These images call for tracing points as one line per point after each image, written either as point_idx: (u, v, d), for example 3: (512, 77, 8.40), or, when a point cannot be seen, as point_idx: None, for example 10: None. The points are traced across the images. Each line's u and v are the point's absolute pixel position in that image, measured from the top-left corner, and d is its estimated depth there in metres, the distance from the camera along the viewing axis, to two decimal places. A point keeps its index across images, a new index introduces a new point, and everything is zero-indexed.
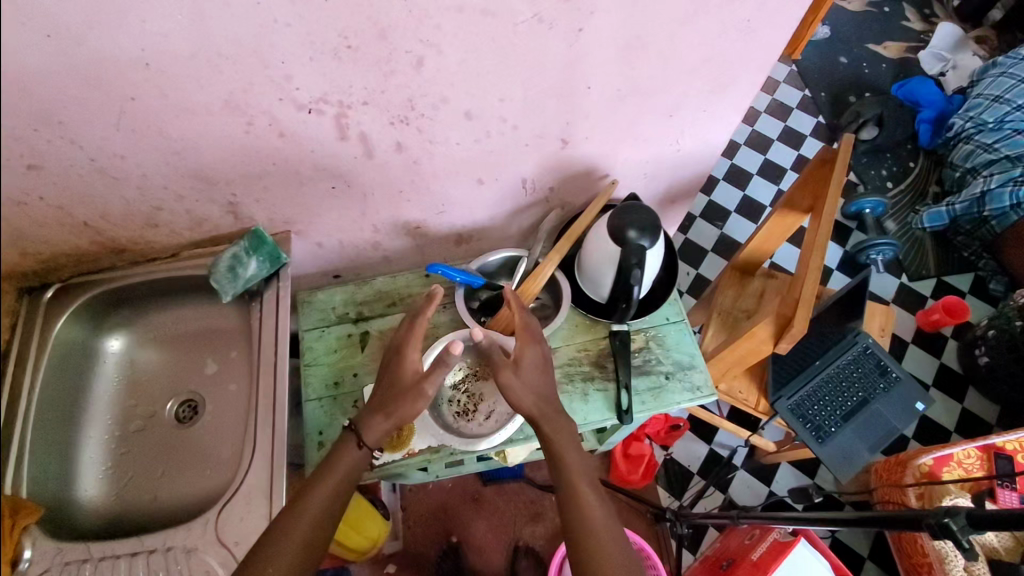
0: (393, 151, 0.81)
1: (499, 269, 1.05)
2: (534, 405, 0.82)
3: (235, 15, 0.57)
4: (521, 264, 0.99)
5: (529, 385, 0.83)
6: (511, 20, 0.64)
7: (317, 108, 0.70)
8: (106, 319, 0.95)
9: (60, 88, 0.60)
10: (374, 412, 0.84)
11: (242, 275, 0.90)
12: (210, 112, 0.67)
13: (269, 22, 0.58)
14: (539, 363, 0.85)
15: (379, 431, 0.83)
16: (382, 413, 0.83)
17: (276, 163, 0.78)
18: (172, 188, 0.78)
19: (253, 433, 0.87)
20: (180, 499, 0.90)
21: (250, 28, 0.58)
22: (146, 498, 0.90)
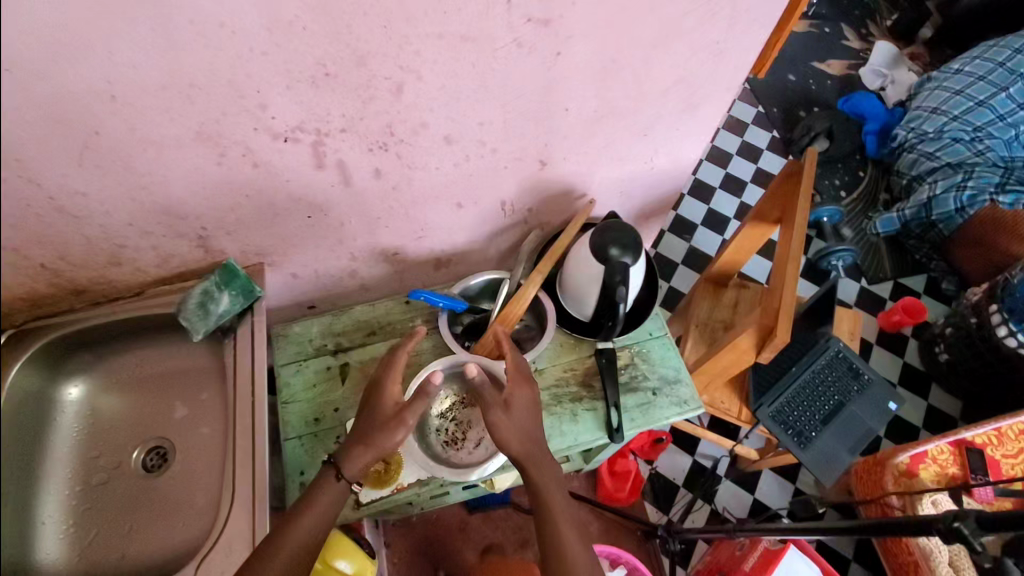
0: (372, 177, 0.80)
1: (479, 292, 1.04)
2: (522, 444, 0.80)
3: (208, 47, 0.55)
4: (501, 288, 0.98)
5: (518, 426, 0.81)
6: (490, 45, 0.64)
7: (294, 136, 0.68)
8: (63, 365, 0.89)
9: (16, 125, 0.57)
10: (355, 446, 0.79)
11: (210, 309, 0.85)
12: (180, 144, 0.64)
13: (244, 51, 0.56)
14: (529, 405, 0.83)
15: (360, 464, 0.79)
16: (362, 448, 0.79)
17: (251, 194, 0.75)
18: (137, 224, 0.74)
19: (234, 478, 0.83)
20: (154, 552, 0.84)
21: (224, 58, 0.56)
22: (114, 557, 0.84)
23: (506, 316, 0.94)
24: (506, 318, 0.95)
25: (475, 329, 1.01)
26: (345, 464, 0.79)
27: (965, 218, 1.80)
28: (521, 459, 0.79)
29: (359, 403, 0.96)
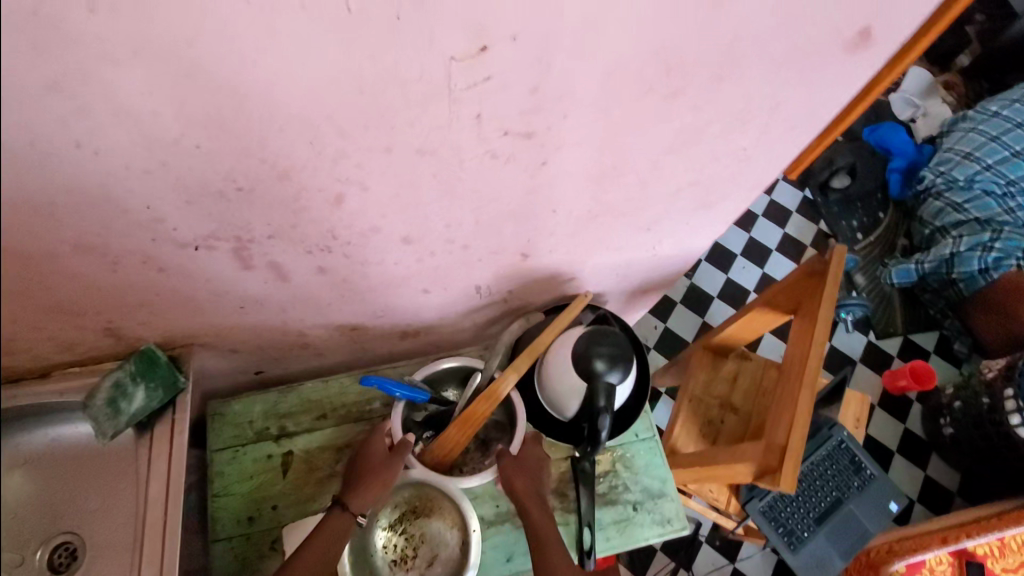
0: (317, 273, 0.66)
1: (446, 376, 0.92)
2: (527, 487, 0.80)
3: (68, 165, 0.41)
4: (469, 380, 0.84)
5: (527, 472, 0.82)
6: (455, 157, 0.50)
7: (207, 243, 0.55)
8: None
9: None
10: (367, 478, 0.77)
11: (118, 408, 0.72)
12: (57, 255, 0.51)
13: (116, 167, 0.42)
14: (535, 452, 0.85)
15: (369, 498, 0.77)
16: (370, 482, 0.77)
17: (163, 292, 0.62)
18: (21, 322, 0.61)
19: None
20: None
21: (93, 177, 0.43)
22: None
23: (470, 417, 0.80)
24: (470, 419, 0.80)
25: (437, 421, 0.88)
26: (355, 495, 0.76)
27: (989, 281, 1.66)
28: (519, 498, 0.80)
29: (301, 498, 0.85)
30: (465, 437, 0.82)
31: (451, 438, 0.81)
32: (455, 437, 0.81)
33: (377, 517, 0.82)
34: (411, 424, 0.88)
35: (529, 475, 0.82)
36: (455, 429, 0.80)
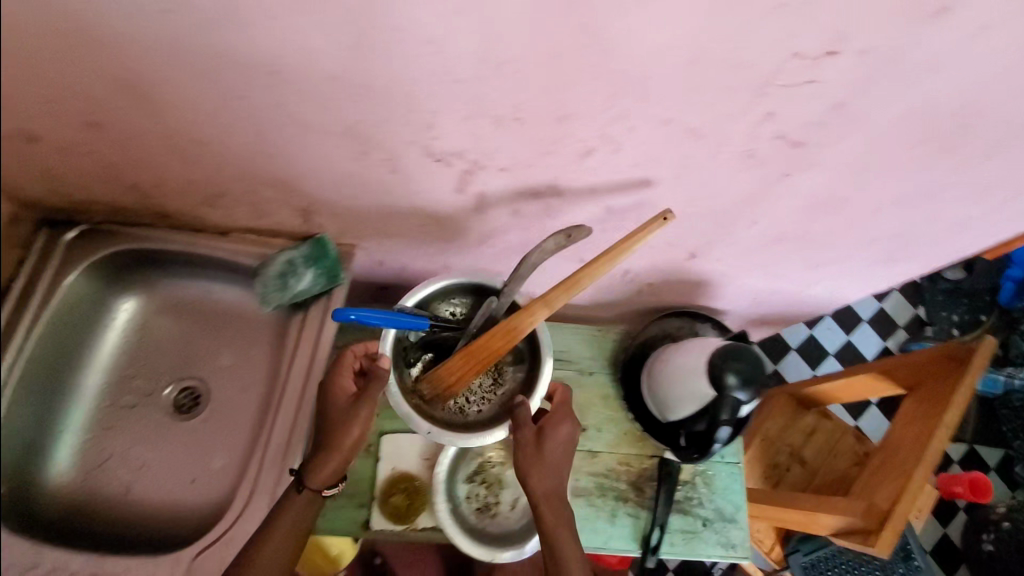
0: (509, 216, 0.69)
1: (453, 286, 0.76)
2: (550, 484, 0.71)
3: (402, 56, 0.45)
4: (487, 306, 0.71)
5: (547, 465, 0.72)
6: (715, 147, 0.52)
7: (448, 158, 0.58)
8: (129, 276, 0.83)
9: (161, 69, 0.49)
10: (336, 433, 0.74)
11: (286, 286, 0.79)
12: (325, 132, 0.55)
13: (437, 72, 0.46)
14: (566, 442, 0.76)
15: (329, 473, 0.76)
16: (332, 447, 0.74)
17: (374, 192, 0.66)
18: (244, 181, 0.66)
19: (267, 443, 0.79)
20: (164, 517, 0.74)
21: (412, 73, 0.46)
22: None
23: (482, 350, 0.69)
24: (480, 352, 0.69)
25: (439, 343, 0.78)
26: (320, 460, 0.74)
27: None
28: (546, 498, 0.71)
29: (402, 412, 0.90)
30: (471, 371, 0.71)
31: (455, 370, 0.70)
32: (459, 369, 0.70)
33: (458, 471, 0.84)
34: (405, 343, 0.77)
35: (553, 472, 0.73)
36: (460, 362, 0.70)
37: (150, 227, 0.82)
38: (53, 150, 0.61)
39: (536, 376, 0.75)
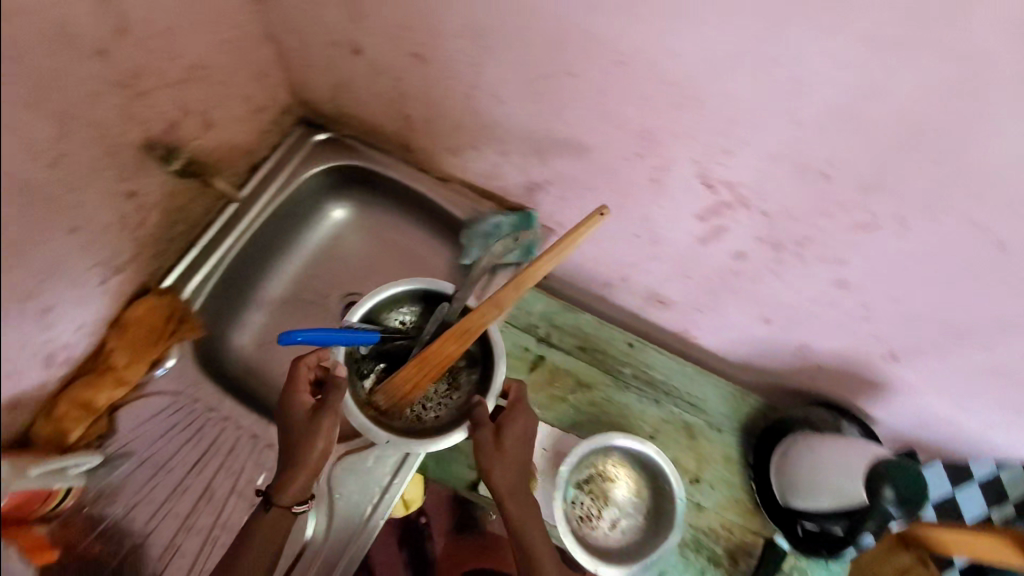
0: (729, 260, 0.70)
1: (404, 295, 0.77)
2: (511, 481, 0.67)
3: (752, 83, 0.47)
4: (439, 312, 0.72)
5: (514, 461, 0.68)
6: (1017, 269, 0.51)
7: (720, 186, 0.59)
8: (349, 189, 0.91)
9: (514, 26, 0.54)
10: (299, 449, 0.64)
11: (485, 245, 0.83)
12: (618, 126, 0.58)
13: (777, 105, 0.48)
14: (522, 435, 0.70)
15: (299, 486, 0.66)
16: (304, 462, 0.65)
17: (617, 194, 0.69)
18: (503, 143, 0.71)
19: None
20: None
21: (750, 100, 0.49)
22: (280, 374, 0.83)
23: (436, 356, 0.68)
24: (431, 360, 0.68)
25: (391, 352, 0.77)
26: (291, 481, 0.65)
27: None
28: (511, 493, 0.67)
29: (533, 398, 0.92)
30: (423, 380, 0.70)
31: (406, 378, 0.69)
32: (411, 377, 0.69)
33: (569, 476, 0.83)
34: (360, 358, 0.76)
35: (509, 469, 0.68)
36: (412, 369, 0.69)
37: (375, 147, 0.88)
38: (369, 65, 0.70)
39: (490, 376, 0.74)
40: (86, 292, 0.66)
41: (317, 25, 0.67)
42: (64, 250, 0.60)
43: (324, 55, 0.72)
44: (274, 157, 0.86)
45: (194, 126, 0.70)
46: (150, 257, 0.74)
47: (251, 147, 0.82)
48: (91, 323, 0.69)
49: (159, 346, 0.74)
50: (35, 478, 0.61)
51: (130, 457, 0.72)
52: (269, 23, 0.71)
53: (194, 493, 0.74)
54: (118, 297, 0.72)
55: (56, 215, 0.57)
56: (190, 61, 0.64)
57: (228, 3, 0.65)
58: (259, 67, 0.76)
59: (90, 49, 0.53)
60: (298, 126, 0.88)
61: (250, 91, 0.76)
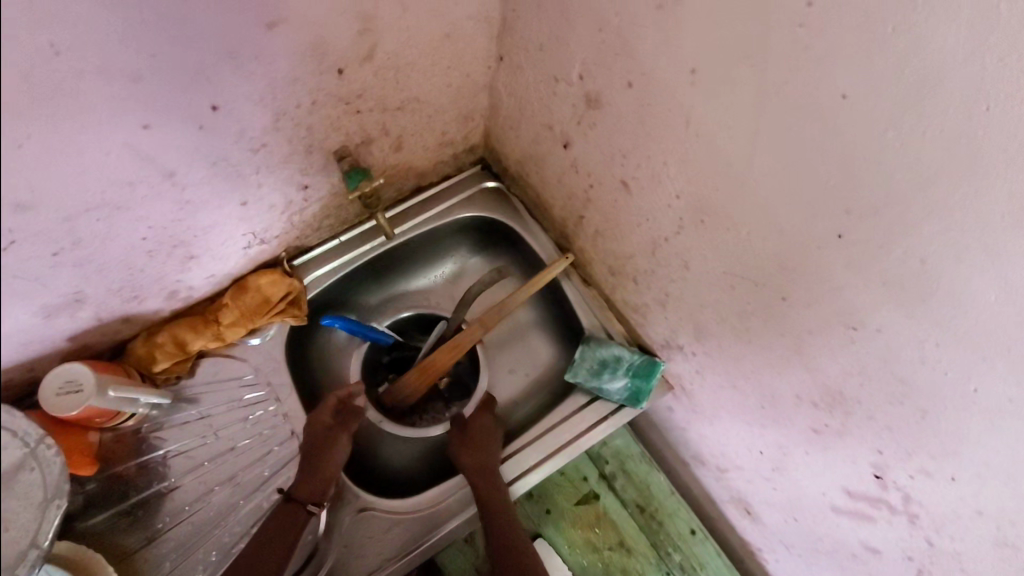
0: (858, 546, 0.59)
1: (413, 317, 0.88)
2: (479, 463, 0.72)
3: (1006, 441, 0.37)
4: (437, 328, 0.81)
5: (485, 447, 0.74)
6: None
7: (894, 489, 0.49)
8: (493, 244, 0.88)
9: (740, 225, 0.46)
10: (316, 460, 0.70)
11: (597, 368, 0.76)
12: (806, 369, 0.49)
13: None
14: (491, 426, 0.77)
15: (317, 483, 0.69)
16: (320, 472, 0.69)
17: (765, 414, 0.60)
18: (666, 297, 0.64)
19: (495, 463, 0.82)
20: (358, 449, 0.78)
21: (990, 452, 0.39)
22: None
23: (433, 366, 0.78)
24: (430, 367, 0.77)
25: (402, 361, 0.86)
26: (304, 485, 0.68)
27: None
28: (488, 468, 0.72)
29: (568, 532, 0.85)
30: (422, 386, 0.79)
31: (409, 385, 0.78)
32: (415, 385, 0.78)
33: None
34: (378, 363, 0.85)
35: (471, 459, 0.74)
36: (413, 379, 0.78)
37: (537, 219, 0.85)
38: (572, 162, 0.65)
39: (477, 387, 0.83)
40: (228, 252, 0.69)
41: (542, 106, 0.64)
42: (225, 216, 0.63)
43: (533, 130, 0.69)
44: (440, 188, 0.85)
45: (384, 147, 0.69)
46: (295, 238, 0.76)
47: (425, 172, 0.81)
48: (219, 276, 0.72)
49: (261, 320, 0.75)
50: (109, 400, 0.65)
51: (196, 404, 0.74)
52: (498, 80, 0.69)
53: (227, 471, 0.73)
54: (253, 262, 0.74)
55: (234, 186, 0.60)
56: (411, 94, 0.63)
57: (472, 55, 0.63)
58: (469, 111, 0.73)
59: (329, 67, 0.53)
60: (475, 166, 0.86)
61: (449, 129, 0.75)
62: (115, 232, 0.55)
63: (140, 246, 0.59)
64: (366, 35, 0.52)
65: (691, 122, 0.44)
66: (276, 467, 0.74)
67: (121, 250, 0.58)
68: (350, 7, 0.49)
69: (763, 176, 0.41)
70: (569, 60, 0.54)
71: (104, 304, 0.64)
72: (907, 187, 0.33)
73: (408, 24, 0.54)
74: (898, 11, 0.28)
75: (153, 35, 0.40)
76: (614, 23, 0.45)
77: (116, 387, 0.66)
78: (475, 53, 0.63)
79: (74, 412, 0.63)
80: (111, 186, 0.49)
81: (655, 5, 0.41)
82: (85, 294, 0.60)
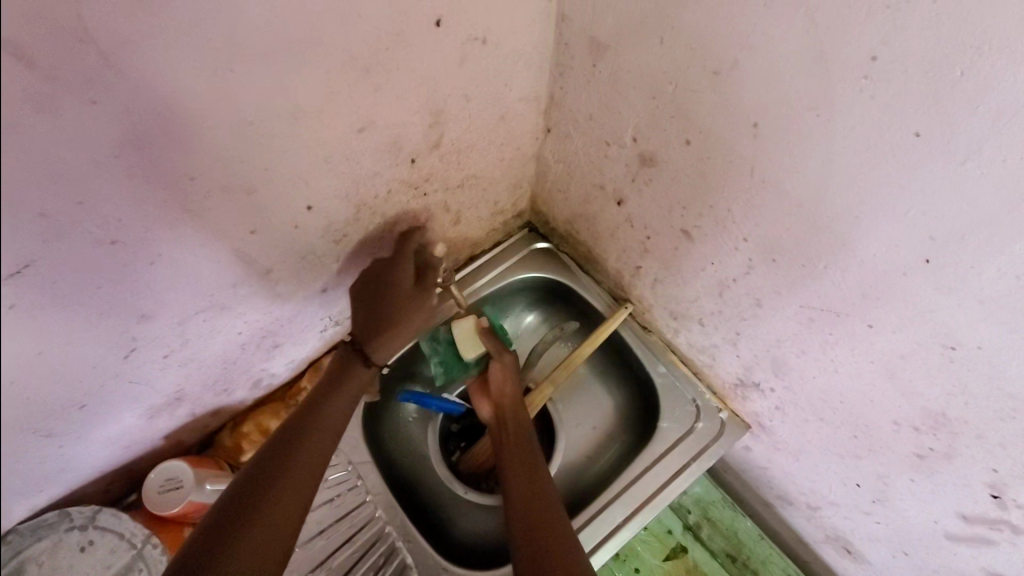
0: (980, 573, 0.56)
1: None
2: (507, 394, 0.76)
3: None
4: None
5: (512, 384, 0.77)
6: None
7: (1015, 508, 0.48)
8: (548, 302, 0.91)
9: (816, 260, 0.48)
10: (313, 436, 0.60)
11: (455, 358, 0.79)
12: (901, 392, 0.50)
13: None
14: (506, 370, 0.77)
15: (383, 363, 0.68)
16: (318, 430, 0.61)
17: (860, 444, 0.59)
18: (737, 335, 0.65)
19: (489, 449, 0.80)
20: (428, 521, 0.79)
21: None
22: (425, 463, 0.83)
23: None
24: None
25: (472, 428, 0.87)
26: (298, 463, 0.58)
27: None
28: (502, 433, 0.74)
29: None
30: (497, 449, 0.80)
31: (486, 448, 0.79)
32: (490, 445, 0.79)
33: None
34: (448, 432, 0.86)
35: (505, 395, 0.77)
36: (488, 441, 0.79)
37: (588, 273, 0.87)
38: (626, 217, 0.68)
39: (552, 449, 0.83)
40: (307, 336, 0.73)
41: (593, 168, 0.68)
42: (307, 303, 0.67)
43: (584, 190, 0.73)
44: (492, 253, 0.88)
45: (444, 222, 0.73)
46: None
47: (478, 241, 0.85)
48: (297, 360, 0.75)
49: None
50: (207, 494, 0.67)
51: None
52: (545, 149, 0.73)
53: (314, 557, 0.71)
54: (328, 343, 0.78)
55: (317, 275, 0.64)
56: (470, 171, 0.68)
57: (523, 130, 0.68)
58: (518, 180, 0.78)
59: (403, 159, 0.58)
60: (523, 230, 0.90)
61: (500, 199, 0.79)
62: (216, 332, 0.58)
63: (235, 341, 0.62)
64: (435, 126, 0.57)
65: (756, 170, 0.47)
66: (367, 544, 0.73)
67: (218, 347, 0.61)
68: (423, 105, 0.53)
69: (836, 212, 0.43)
70: (621, 126, 0.58)
71: (198, 400, 0.67)
72: (992, 210, 0.35)
73: (470, 113, 0.59)
74: (964, 57, 0.31)
75: (264, 153, 0.45)
76: (668, 89, 0.49)
77: (212, 481, 0.68)
78: (525, 128, 0.68)
79: (175, 509, 0.64)
80: (218, 289, 0.54)
81: (711, 72, 0.45)
82: (184, 392, 0.63)
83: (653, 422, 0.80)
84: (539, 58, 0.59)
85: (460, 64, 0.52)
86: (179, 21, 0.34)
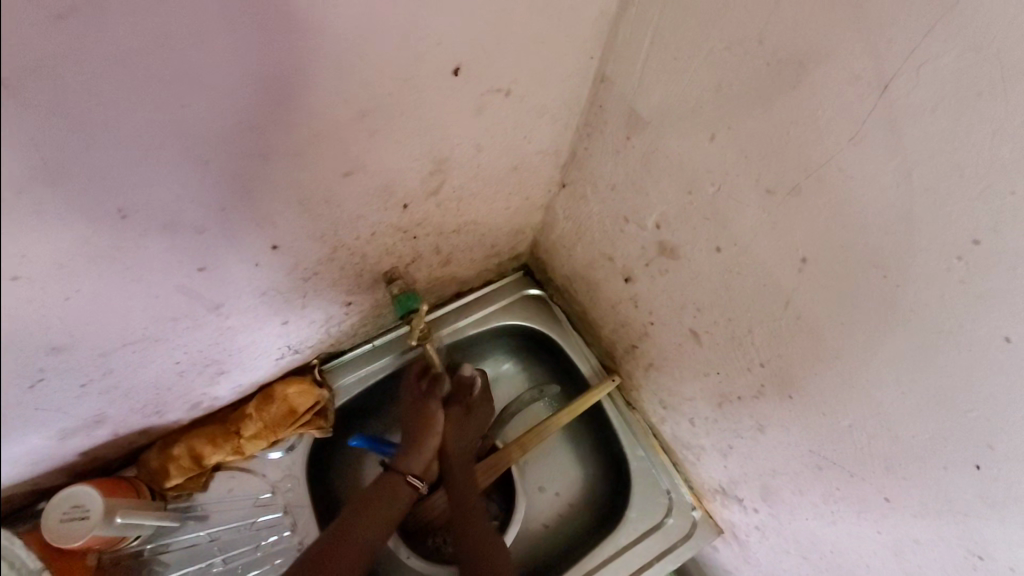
0: None
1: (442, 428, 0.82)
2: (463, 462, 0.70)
3: None
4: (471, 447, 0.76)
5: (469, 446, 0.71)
6: None
7: None
8: (530, 353, 0.84)
9: (840, 416, 0.42)
10: (359, 516, 0.60)
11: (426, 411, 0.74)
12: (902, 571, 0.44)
13: None
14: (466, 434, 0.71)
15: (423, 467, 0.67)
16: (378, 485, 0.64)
17: None
18: (729, 449, 0.59)
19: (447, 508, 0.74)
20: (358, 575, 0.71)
21: None
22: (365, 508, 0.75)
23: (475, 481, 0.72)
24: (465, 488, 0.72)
25: None
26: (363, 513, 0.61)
27: None
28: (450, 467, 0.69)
29: None
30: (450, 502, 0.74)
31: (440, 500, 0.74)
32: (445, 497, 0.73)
33: None
34: None
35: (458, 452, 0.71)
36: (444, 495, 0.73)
37: (579, 332, 0.81)
38: (632, 296, 0.62)
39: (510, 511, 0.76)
40: (260, 363, 0.65)
41: (605, 238, 0.61)
42: (263, 334, 0.59)
43: (590, 254, 0.66)
44: (479, 293, 0.81)
45: (432, 263, 0.66)
46: (330, 345, 0.72)
47: (468, 280, 0.78)
48: (246, 385, 0.68)
49: (286, 431, 0.69)
50: (116, 528, 0.60)
51: (204, 523, 0.68)
52: (556, 203, 0.66)
53: None
54: (284, 370, 0.70)
55: (279, 308, 0.56)
56: (469, 218, 0.61)
57: (535, 182, 0.61)
58: (521, 227, 0.71)
59: (394, 204, 0.50)
60: (516, 272, 0.83)
61: (498, 243, 0.72)
62: (147, 361, 0.50)
63: (172, 370, 0.55)
64: (436, 173, 0.50)
65: (792, 303, 0.41)
66: None
67: (151, 374, 0.53)
68: (427, 152, 0.46)
69: (877, 379, 0.37)
70: (646, 207, 0.51)
71: (124, 421, 0.59)
72: None
73: (479, 162, 0.52)
74: None
75: (224, 191, 0.37)
76: (709, 190, 0.43)
77: (125, 513, 0.61)
78: (538, 180, 0.61)
79: (77, 543, 0.57)
80: (155, 322, 0.46)
81: (765, 189, 0.38)
82: (107, 415, 0.56)
83: (621, 507, 0.74)
84: (566, 115, 0.52)
85: (475, 114, 0.45)
86: (114, 39, 0.26)
